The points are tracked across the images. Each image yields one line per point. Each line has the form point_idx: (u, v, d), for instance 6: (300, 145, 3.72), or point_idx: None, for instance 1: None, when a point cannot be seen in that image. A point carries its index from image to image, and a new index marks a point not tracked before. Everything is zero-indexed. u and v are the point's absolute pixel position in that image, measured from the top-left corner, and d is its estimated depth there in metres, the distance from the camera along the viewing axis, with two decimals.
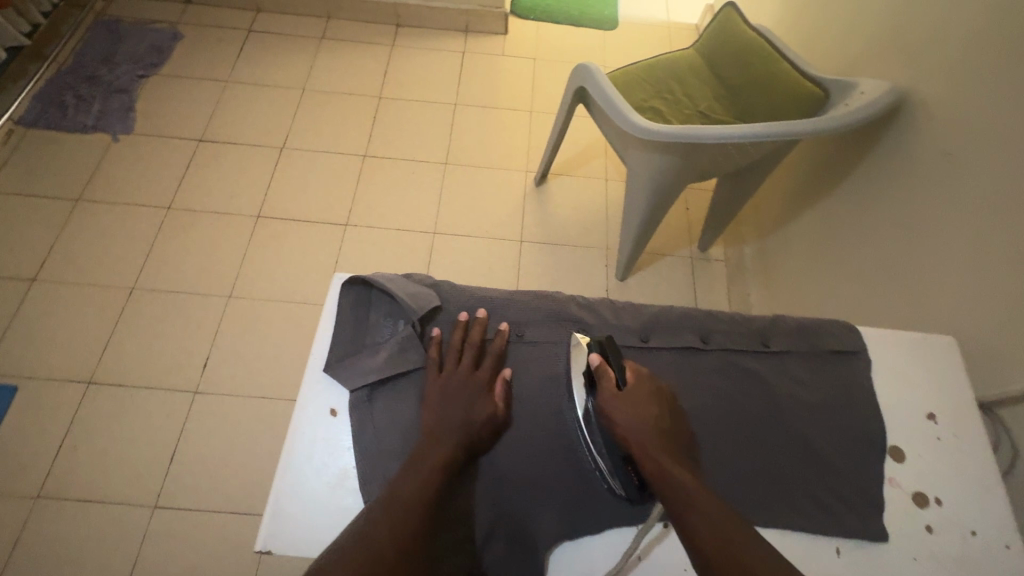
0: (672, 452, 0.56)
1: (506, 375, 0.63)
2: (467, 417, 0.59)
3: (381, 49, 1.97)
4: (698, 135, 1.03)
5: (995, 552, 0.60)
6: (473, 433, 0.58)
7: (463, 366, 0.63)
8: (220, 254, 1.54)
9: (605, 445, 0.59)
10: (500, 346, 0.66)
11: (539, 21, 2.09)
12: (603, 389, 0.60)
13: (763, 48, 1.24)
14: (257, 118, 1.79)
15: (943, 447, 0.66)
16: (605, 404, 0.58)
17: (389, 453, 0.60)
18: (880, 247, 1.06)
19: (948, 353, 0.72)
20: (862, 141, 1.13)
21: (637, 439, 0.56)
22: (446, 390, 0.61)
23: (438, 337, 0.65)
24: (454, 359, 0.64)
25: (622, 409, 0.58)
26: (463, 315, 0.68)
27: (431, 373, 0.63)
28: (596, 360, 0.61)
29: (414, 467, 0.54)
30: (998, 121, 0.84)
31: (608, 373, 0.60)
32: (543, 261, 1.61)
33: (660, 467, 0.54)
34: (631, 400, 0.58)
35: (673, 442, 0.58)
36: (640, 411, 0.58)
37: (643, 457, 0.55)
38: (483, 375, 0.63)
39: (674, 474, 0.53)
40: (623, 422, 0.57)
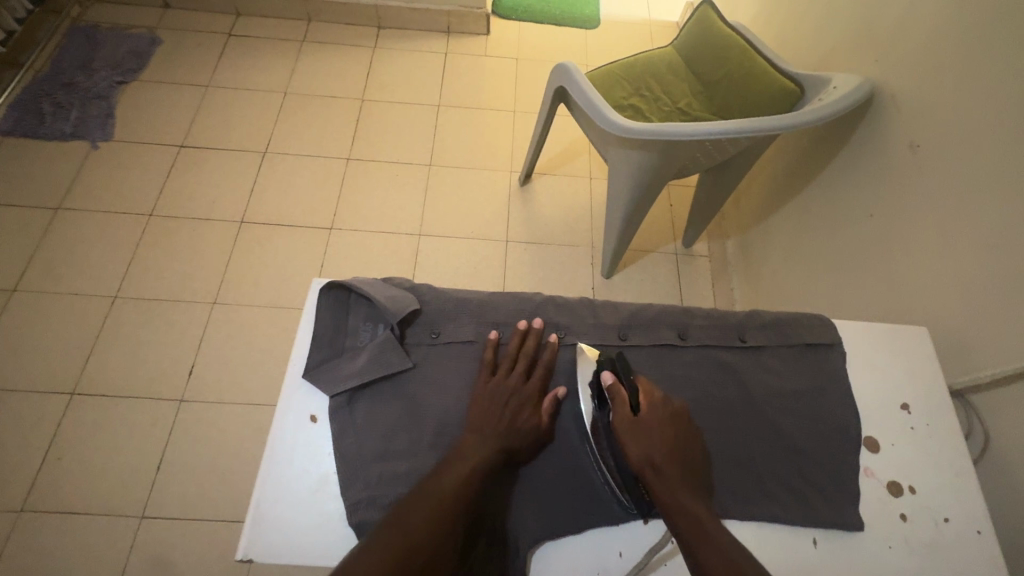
0: (683, 476, 0.57)
1: (556, 392, 0.64)
2: (512, 424, 0.60)
3: (363, 51, 1.97)
4: (675, 133, 1.04)
5: (966, 537, 0.62)
6: (514, 441, 0.59)
7: (514, 375, 0.64)
8: (204, 260, 1.53)
9: (617, 465, 0.60)
10: (526, 356, 0.66)
11: (521, 21, 2.09)
12: (617, 412, 0.60)
13: (739, 44, 1.25)
14: (238, 123, 1.78)
15: (916, 437, 0.67)
16: (619, 430, 0.59)
17: (371, 459, 0.60)
18: (856, 240, 1.08)
19: (918, 342, 0.74)
20: (837, 135, 1.14)
21: (652, 466, 0.57)
22: (491, 396, 0.62)
23: (495, 341, 0.67)
24: (507, 365, 0.65)
25: (636, 435, 0.58)
26: (492, 333, 0.68)
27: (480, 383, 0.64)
28: (610, 379, 0.61)
29: (461, 466, 0.55)
30: (964, 114, 0.85)
31: (622, 396, 0.60)
32: (528, 261, 1.61)
33: (672, 495, 0.55)
34: (645, 426, 0.58)
35: (685, 464, 0.59)
36: (656, 437, 0.58)
37: (656, 483, 0.56)
38: (533, 387, 0.64)
39: (687, 504, 0.55)
40: (639, 449, 0.57)
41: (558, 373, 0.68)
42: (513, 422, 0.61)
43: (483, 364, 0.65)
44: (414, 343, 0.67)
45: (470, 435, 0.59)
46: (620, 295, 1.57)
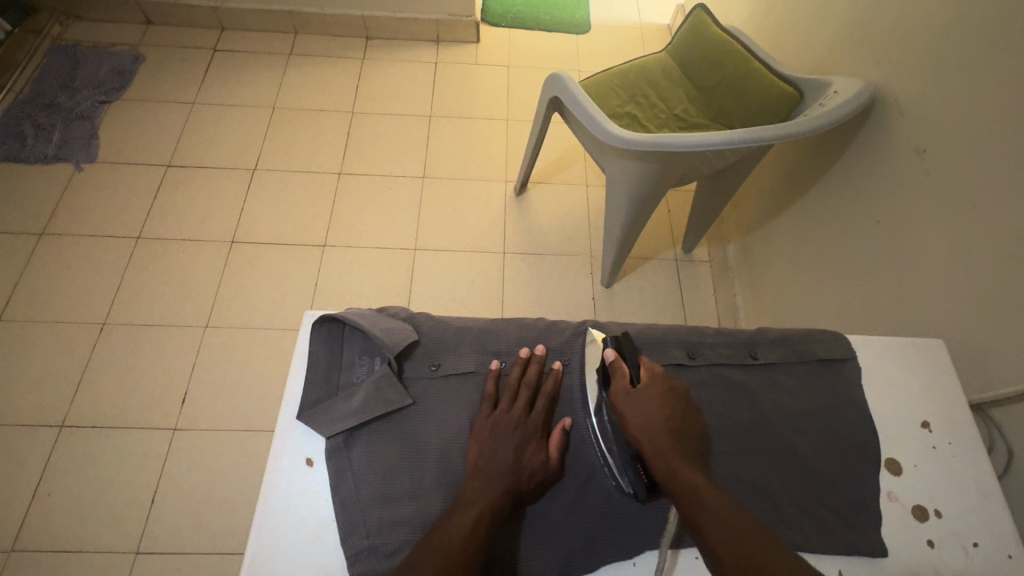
0: (683, 448, 0.56)
1: (564, 425, 0.62)
2: (517, 462, 0.57)
3: (351, 63, 1.94)
4: (674, 142, 1.01)
5: (997, 563, 0.59)
6: (521, 481, 0.56)
7: (518, 406, 0.61)
8: (194, 283, 1.50)
9: (617, 443, 0.59)
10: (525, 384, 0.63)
11: (511, 28, 2.06)
12: (616, 384, 0.61)
13: (736, 48, 1.22)
14: (227, 140, 1.74)
15: (939, 456, 0.65)
16: (616, 401, 0.59)
17: (371, 502, 0.57)
18: (861, 244, 1.05)
19: (937, 356, 0.72)
20: (837, 139, 1.12)
21: (648, 435, 0.56)
22: (494, 430, 0.59)
23: (497, 371, 0.64)
24: (509, 398, 0.62)
25: (635, 405, 0.58)
26: (495, 364, 0.65)
27: (480, 418, 0.61)
28: (612, 355, 0.63)
29: (467, 510, 0.52)
30: (969, 118, 0.83)
31: (622, 369, 0.62)
32: (526, 272, 1.59)
33: (667, 463, 0.55)
34: (644, 395, 0.59)
35: (686, 439, 0.58)
36: (654, 406, 0.58)
37: (652, 451, 0.56)
38: (538, 419, 0.61)
39: (683, 471, 0.54)
40: (636, 420, 0.58)
41: (563, 401, 0.65)
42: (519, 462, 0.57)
43: (485, 397, 0.62)
44: (413, 377, 0.64)
45: (474, 475, 0.56)
46: (621, 304, 1.54)
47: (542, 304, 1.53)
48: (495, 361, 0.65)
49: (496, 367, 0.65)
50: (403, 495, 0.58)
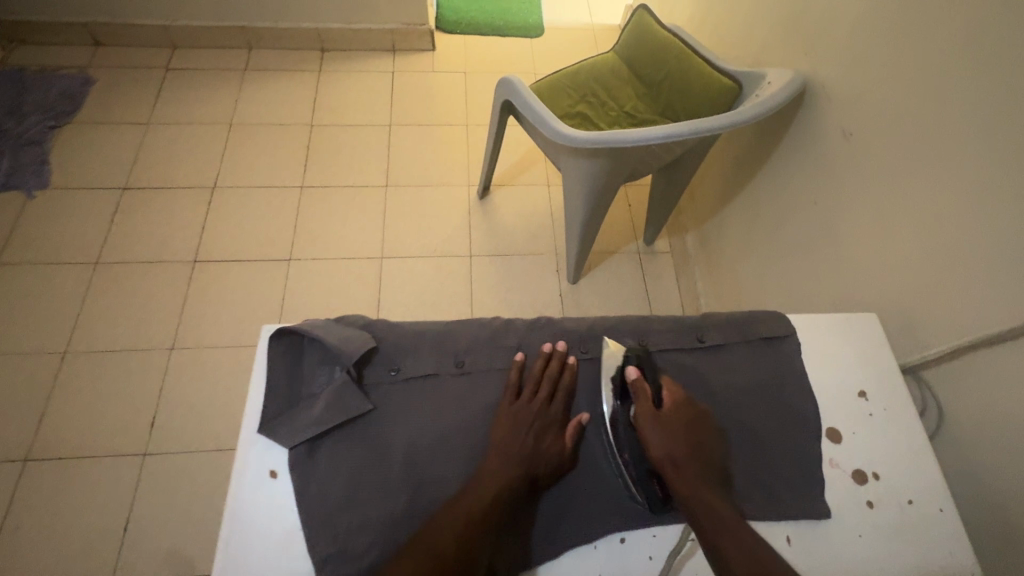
0: (701, 469, 0.59)
1: (580, 419, 0.65)
2: (535, 448, 0.61)
3: (308, 76, 1.94)
4: (619, 139, 1.05)
5: (931, 517, 0.64)
6: (536, 465, 0.60)
7: (540, 396, 0.65)
8: (158, 305, 1.48)
9: (633, 458, 0.61)
10: (552, 374, 0.67)
11: (466, 35, 2.09)
12: (639, 404, 0.62)
13: (677, 46, 1.27)
14: (184, 159, 1.72)
15: (876, 423, 0.69)
16: (642, 420, 0.61)
17: (340, 507, 0.58)
18: (803, 227, 1.11)
19: (868, 328, 0.76)
20: (776, 127, 1.18)
21: (671, 457, 0.59)
22: (517, 418, 0.63)
23: (521, 361, 0.67)
24: (532, 388, 0.66)
25: (657, 427, 0.60)
26: (519, 355, 0.68)
27: (504, 405, 0.64)
28: (635, 374, 0.64)
29: (484, 492, 0.56)
30: (889, 103, 0.89)
31: (646, 391, 0.63)
32: (494, 273, 1.61)
33: (690, 484, 0.57)
34: (665, 418, 0.61)
35: (703, 458, 0.61)
36: (676, 431, 0.61)
37: (675, 473, 0.58)
38: (557, 411, 0.65)
39: (704, 494, 0.57)
40: (659, 441, 0.60)
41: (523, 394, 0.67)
42: (540, 447, 0.61)
43: (508, 387, 0.66)
44: (373, 383, 0.65)
45: (493, 458, 0.59)
46: (588, 299, 1.58)
47: (511, 304, 1.56)
48: (521, 354, 0.68)
49: (521, 358, 0.68)
50: (370, 500, 0.59)
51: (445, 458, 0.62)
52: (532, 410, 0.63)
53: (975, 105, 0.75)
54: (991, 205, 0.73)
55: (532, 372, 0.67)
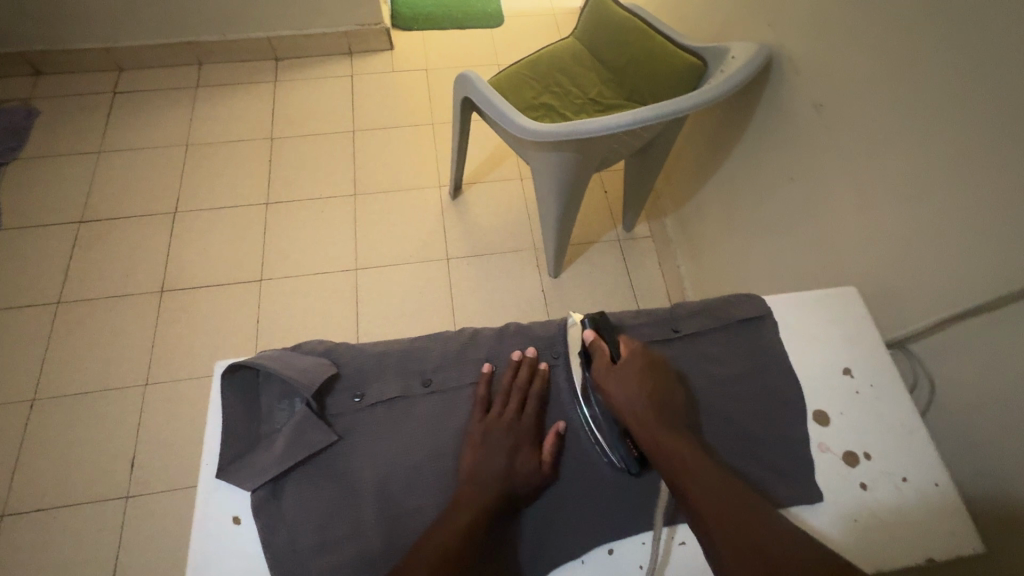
0: (668, 420, 0.58)
1: (558, 429, 0.62)
2: (510, 467, 0.57)
3: (264, 88, 1.87)
4: (582, 129, 1.01)
5: (926, 493, 0.62)
6: (514, 485, 0.56)
7: (509, 411, 0.61)
8: (128, 340, 1.42)
9: (606, 421, 0.61)
10: (521, 385, 0.63)
11: (424, 30, 2.03)
12: (597, 362, 0.62)
13: (638, 27, 1.23)
14: (141, 186, 1.66)
15: (863, 400, 0.67)
16: (599, 379, 0.61)
17: (313, 547, 0.55)
18: (779, 201, 1.08)
19: (849, 302, 0.74)
20: (744, 102, 1.15)
21: (633, 410, 0.58)
22: (487, 438, 0.59)
23: (489, 374, 0.64)
24: (502, 402, 0.63)
25: (617, 382, 0.60)
26: (486, 368, 0.65)
27: (473, 421, 0.61)
28: (591, 336, 0.64)
29: (461, 517, 0.53)
30: (857, 69, 0.86)
31: (601, 348, 0.63)
32: (473, 275, 1.57)
33: (655, 436, 0.56)
34: (622, 370, 0.61)
35: (672, 411, 0.60)
36: (634, 381, 0.60)
37: (638, 425, 0.58)
38: (529, 424, 0.61)
39: (668, 442, 0.56)
40: (619, 396, 0.59)
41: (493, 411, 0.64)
42: (516, 465, 0.58)
43: (477, 402, 0.62)
44: (337, 413, 0.62)
45: (468, 482, 0.56)
46: (571, 292, 1.55)
47: (493, 304, 1.53)
48: (488, 366, 0.65)
49: (488, 369, 0.65)
50: (342, 538, 0.56)
51: (419, 485, 0.58)
52: (503, 426, 0.60)
53: (947, 67, 0.72)
54: (971, 168, 0.70)
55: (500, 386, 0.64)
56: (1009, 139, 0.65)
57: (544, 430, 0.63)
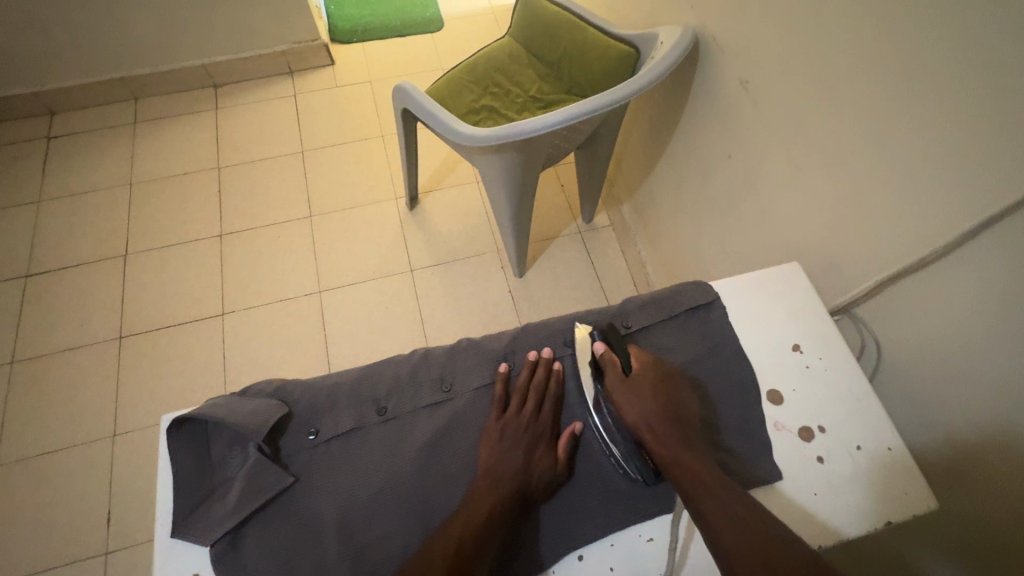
0: (680, 433, 0.59)
1: (574, 430, 0.63)
2: (527, 464, 0.59)
3: (205, 117, 1.82)
4: (520, 129, 1.00)
5: (881, 459, 0.64)
6: (527, 480, 0.58)
7: (526, 409, 0.63)
8: (90, 392, 1.38)
9: (620, 434, 0.62)
10: (540, 382, 0.65)
11: (363, 42, 2.00)
12: (610, 375, 0.64)
13: (568, 20, 1.23)
14: (87, 231, 1.60)
15: (814, 374, 0.69)
16: (613, 392, 0.62)
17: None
18: (722, 181, 1.10)
19: (792, 278, 0.76)
20: (679, 84, 1.16)
21: (648, 424, 0.60)
22: (504, 435, 0.61)
23: (505, 373, 0.65)
24: (519, 400, 0.64)
25: (631, 396, 0.61)
26: (502, 367, 0.66)
27: (492, 417, 0.63)
28: (602, 348, 0.66)
29: (475, 513, 0.54)
30: (776, 45, 0.87)
31: (613, 360, 0.65)
32: (438, 285, 1.56)
33: (669, 451, 0.58)
34: (634, 385, 0.62)
35: (683, 423, 0.61)
36: (646, 396, 0.61)
37: (652, 439, 0.59)
38: (546, 421, 0.63)
39: (685, 460, 0.57)
40: (632, 411, 0.61)
41: (453, 429, 0.63)
42: (531, 461, 0.59)
43: (495, 400, 0.64)
44: (292, 453, 0.61)
45: (483, 478, 0.58)
46: (538, 290, 1.55)
47: (461, 311, 1.52)
48: (504, 365, 0.66)
49: (506, 368, 0.66)
50: None
51: (382, 514, 0.58)
52: (518, 424, 0.62)
53: (856, 36, 0.73)
54: (889, 134, 0.71)
55: (518, 382, 0.65)
56: (915, 100, 0.67)
57: (559, 430, 0.65)
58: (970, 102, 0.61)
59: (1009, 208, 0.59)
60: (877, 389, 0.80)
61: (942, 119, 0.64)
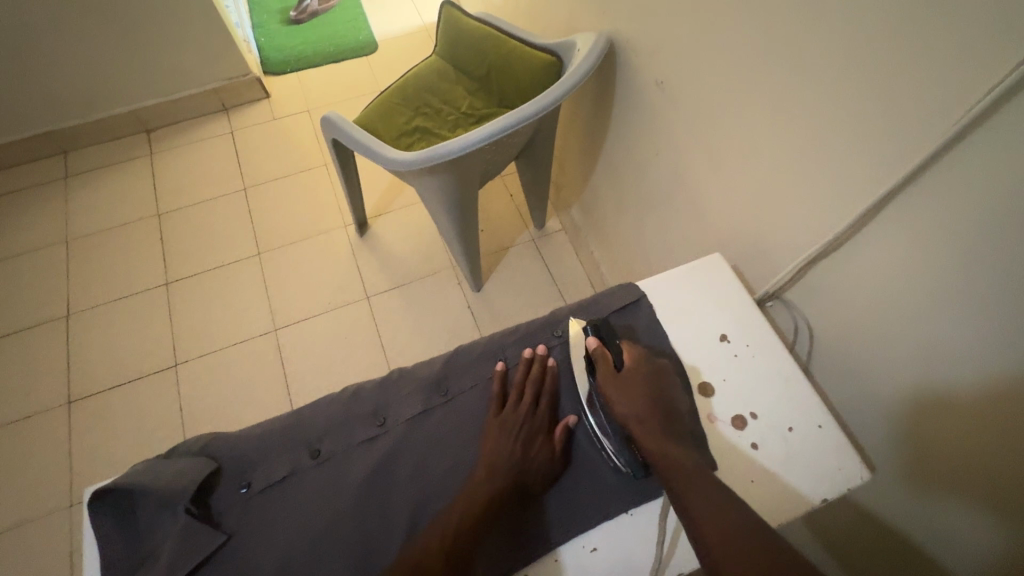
0: (668, 429, 0.61)
1: (568, 422, 0.65)
2: (524, 456, 0.61)
3: (141, 163, 1.78)
4: (445, 150, 1.00)
5: (812, 437, 0.65)
6: (504, 485, 0.58)
7: (524, 404, 0.65)
8: (42, 461, 1.33)
9: (609, 427, 0.63)
10: (538, 376, 0.68)
11: (298, 71, 1.98)
12: (601, 368, 0.65)
13: (491, 34, 1.24)
14: (25, 295, 1.54)
15: (741, 362, 0.70)
16: (604, 385, 0.64)
17: None
18: (656, 178, 1.12)
19: (716, 269, 0.78)
20: (604, 88, 1.18)
21: (638, 418, 0.61)
22: (502, 430, 0.63)
23: (502, 370, 0.68)
24: (517, 395, 0.66)
25: (621, 389, 0.63)
26: (500, 364, 0.69)
27: (491, 412, 0.65)
28: (594, 343, 0.68)
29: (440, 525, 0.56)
30: (682, 44, 0.90)
31: (606, 355, 0.66)
32: (397, 309, 1.55)
33: (659, 446, 0.58)
34: (626, 379, 0.64)
35: (670, 418, 0.62)
36: (637, 390, 0.63)
37: (641, 431, 0.60)
38: (544, 415, 0.65)
39: (672, 451, 0.58)
40: (621, 402, 0.62)
41: (390, 462, 0.63)
42: (527, 452, 0.61)
43: (493, 397, 0.67)
44: (225, 510, 0.59)
45: (481, 470, 0.60)
46: (497, 302, 1.55)
47: (421, 332, 1.51)
48: (501, 363, 0.69)
49: (503, 365, 0.69)
50: None
51: (325, 556, 0.57)
52: (512, 419, 0.64)
53: (752, 30, 0.76)
54: (790, 122, 0.74)
55: (515, 380, 0.68)
56: (808, 89, 0.70)
57: (555, 423, 0.67)
58: (854, 87, 0.64)
59: (902, 184, 0.62)
60: (813, 370, 0.83)
61: (834, 105, 0.67)
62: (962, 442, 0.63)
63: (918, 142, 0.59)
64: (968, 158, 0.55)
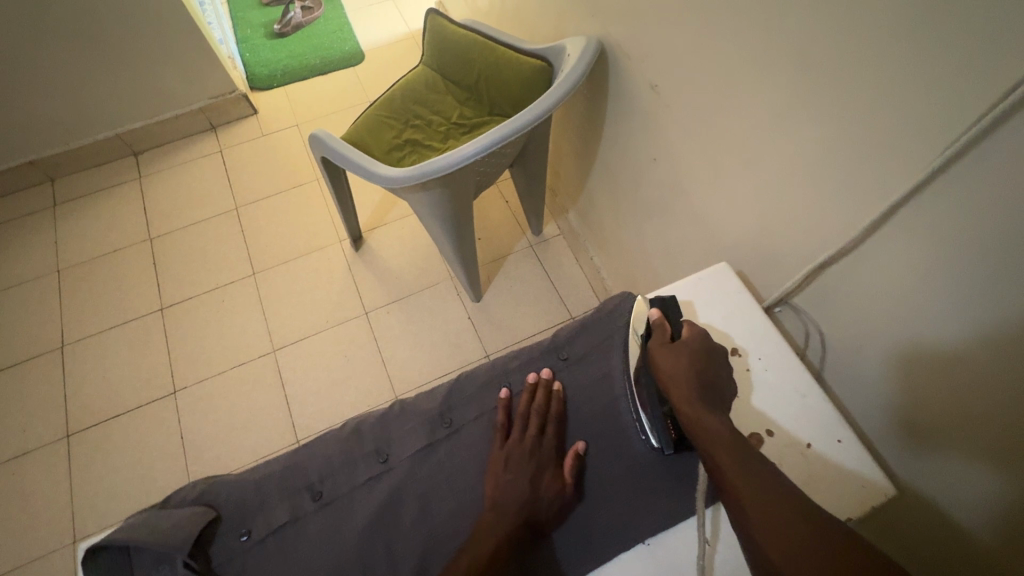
0: (712, 405, 0.59)
1: (577, 449, 0.63)
2: (532, 490, 0.58)
3: (130, 188, 1.75)
4: (435, 166, 0.98)
5: (830, 453, 0.64)
6: (512, 523, 0.56)
7: (529, 434, 0.63)
8: (42, 499, 1.30)
9: (651, 396, 0.63)
10: (544, 403, 0.66)
11: (284, 85, 1.96)
12: (656, 336, 0.65)
13: (478, 42, 1.21)
14: (16, 328, 1.51)
15: (754, 377, 0.68)
16: (653, 350, 0.64)
17: None
18: (653, 182, 1.09)
19: (722, 280, 0.76)
20: (596, 92, 1.15)
21: (681, 385, 0.60)
22: (509, 463, 0.61)
23: (506, 399, 0.67)
24: (522, 425, 0.65)
25: (670, 356, 0.63)
26: (503, 393, 0.68)
27: (497, 443, 0.64)
28: (656, 314, 0.67)
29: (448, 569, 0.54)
30: (674, 47, 0.87)
31: (664, 326, 0.66)
32: (396, 324, 1.52)
33: (700, 418, 0.57)
34: (678, 348, 0.63)
35: (716, 394, 0.61)
36: (685, 360, 0.62)
37: (683, 400, 0.59)
38: (551, 445, 0.63)
39: (713, 425, 0.56)
40: (667, 367, 0.62)
41: (394, 503, 0.60)
42: (536, 486, 0.59)
43: (498, 428, 0.65)
44: (224, 561, 0.57)
45: (489, 510, 0.57)
46: (498, 312, 1.53)
47: (422, 347, 1.49)
48: (504, 391, 0.68)
49: (506, 393, 0.67)
50: None
51: None
52: (519, 450, 0.62)
53: (745, 33, 0.73)
54: (791, 125, 0.71)
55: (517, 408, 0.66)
56: (808, 91, 0.67)
57: (564, 451, 0.64)
58: (857, 88, 0.61)
59: (913, 193, 0.59)
60: (826, 379, 0.80)
61: (835, 109, 0.64)
62: (985, 472, 0.60)
63: (929, 150, 0.56)
64: (981, 163, 0.52)
